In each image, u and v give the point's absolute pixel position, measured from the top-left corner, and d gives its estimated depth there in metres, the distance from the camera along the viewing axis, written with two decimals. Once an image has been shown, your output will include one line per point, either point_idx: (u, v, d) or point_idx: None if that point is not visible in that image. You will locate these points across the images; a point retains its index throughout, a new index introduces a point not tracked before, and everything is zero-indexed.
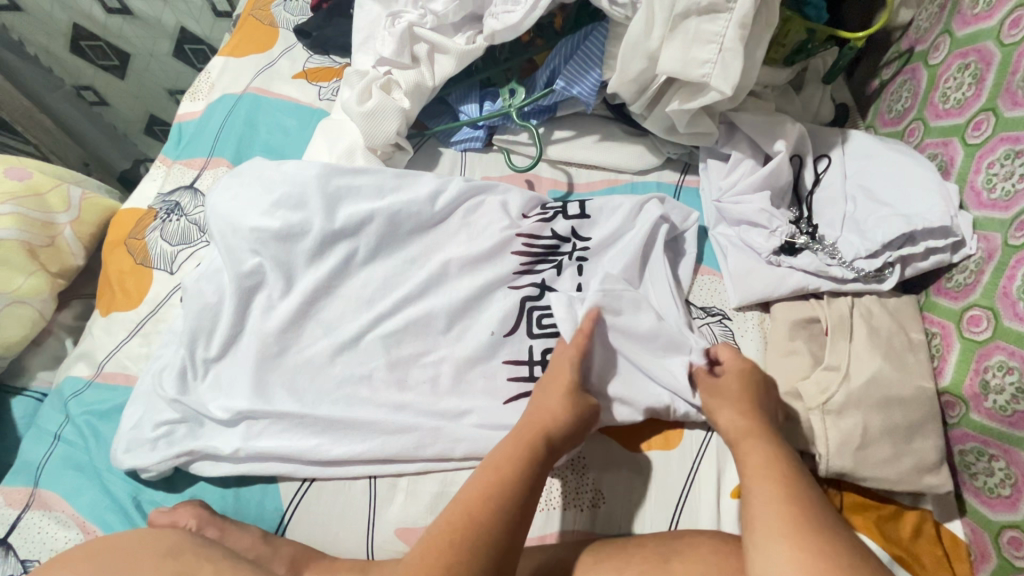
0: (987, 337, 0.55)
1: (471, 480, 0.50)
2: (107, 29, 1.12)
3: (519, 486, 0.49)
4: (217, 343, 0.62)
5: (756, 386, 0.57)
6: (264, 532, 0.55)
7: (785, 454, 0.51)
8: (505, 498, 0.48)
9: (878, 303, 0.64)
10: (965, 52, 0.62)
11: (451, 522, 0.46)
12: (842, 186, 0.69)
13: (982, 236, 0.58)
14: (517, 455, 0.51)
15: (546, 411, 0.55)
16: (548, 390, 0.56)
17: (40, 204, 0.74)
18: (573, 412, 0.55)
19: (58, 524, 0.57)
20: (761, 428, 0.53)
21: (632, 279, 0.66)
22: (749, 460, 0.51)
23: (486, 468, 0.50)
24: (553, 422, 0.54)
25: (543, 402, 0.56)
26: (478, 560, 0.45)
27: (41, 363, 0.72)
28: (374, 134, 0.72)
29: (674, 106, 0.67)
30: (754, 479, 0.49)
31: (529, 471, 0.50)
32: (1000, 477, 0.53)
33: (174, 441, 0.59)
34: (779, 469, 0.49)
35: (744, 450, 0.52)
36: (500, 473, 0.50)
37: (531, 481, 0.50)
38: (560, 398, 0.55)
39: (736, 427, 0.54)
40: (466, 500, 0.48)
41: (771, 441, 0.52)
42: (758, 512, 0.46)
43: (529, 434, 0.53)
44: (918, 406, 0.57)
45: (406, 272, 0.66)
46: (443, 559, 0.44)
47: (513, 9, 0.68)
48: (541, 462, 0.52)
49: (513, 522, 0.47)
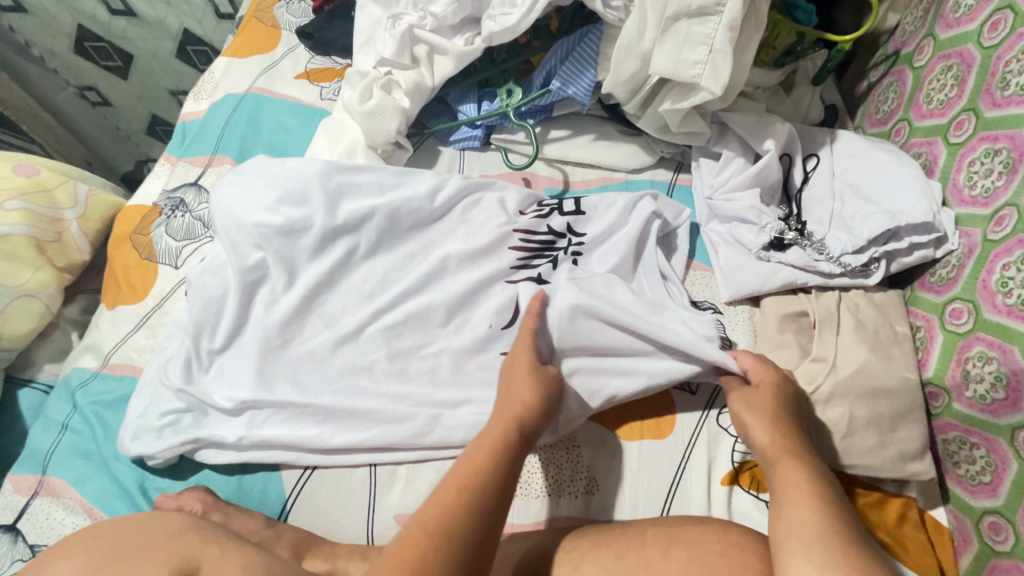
0: (967, 329, 0.57)
1: (450, 472, 0.52)
2: (111, 30, 1.13)
3: (494, 475, 0.51)
4: (222, 335, 0.64)
5: (787, 401, 0.57)
6: (267, 518, 0.56)
7: (819, 477, 0.50)
8: (480, 488, 0.49)
9: (865, 297, 0.66)
10: (948, 54, 0.64)
11: (427, 512, 0.48)
12: (830, 184, 0.71)
13: (964, 232, 0.60)
14: (492, 445, 0.53)
15: (516, 398, 0.56)
16: (514, 378, 0.58)
17: (47, 200, 0.76)
18: (540, 395, 0.56)
19: (66, 510, 0.59)
20: (794, 451, 0.53)
21: (625, 273, 0.68)
22: (782, 481, 0.51)
23: (463, 462, 0.52)
24: (523, 409, 0.55)
25: (511, 388, 0.57)
26: (451, 547, 0.45)
27: (48, 356, 0.74)
28: (375, 133, 0.74)
29: (666, 106, 0.68)
30: (789, 502, 0.49)
31: (503, 459, 0.52)
32: (981, 464, 0.55)
33: (180, 429, 0.61)
34: (812, 490, 0.49)
35: (780, 470, 0.52)
36: (477, 464, 0.51)
37: (503, 468, 0.51)
38: (529, 383, 0.57)
39: (771, 448, 0.54)
40: (444, 490, 0.49)
41: (805, 464, 0.52)
42: (792, 531, 0.46)
43: (503, 423, 0.54)
44: (903, 396, 0.59)
45: (407, 266, 0.68)
46: (417, 548, 0.45)
47: (510, 12, 0.70)
48: (513, 449, 0.53)
49: (485, 511, 0.48)
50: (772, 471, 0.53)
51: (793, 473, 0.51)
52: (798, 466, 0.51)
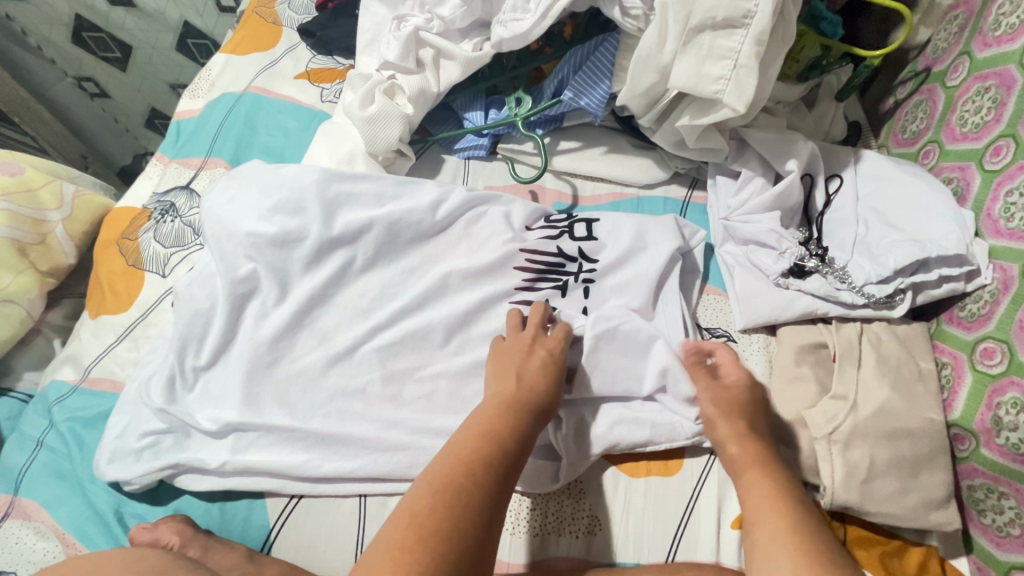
0: (1001, 371, 0.53)
1: (460, 437, 0.50)
2: (110, 21, 1.09)
3: (508, 444, 0.49)
4: (208, 351, 0.60)
5: (753, 406, 0.56)
6: (249, 550, 0.53)
7: (785, 484, 0.50)
8: (497, 452, 0.48)
9: (888, 330, 0.62)
10: (985, 75, 0.60)
11: (442, 471, 0.46)
12: (854, 208, 0.68)
13: (998, 265, 0.56)
14: (505, 413, 0.51)
15: (528, 372, 0.55)
16: (523, 353, 0.56)
17: (31, 201, 0.72)
18: (550, 371, 0.56)
19: (38, 534, 0.56)
20: (761, 457, 0.52)
21: (645, 310, 0.64)
22: (751, 491, 0.50)
23: (476, 427, 0.50)
24: (537, 385, 0.54)
25: (523, 361, 0.56)
26: (468, 510, 0.44)
27: (28, 364, 0.71)
28: (376, 140, 0.70)
29: (684, 121, 0.65)
30: (757, 512, 0.48)
31: (518, 430, 0.51)
32: (1010, 515, 0.51)
33: (160, 452, 0.58)
34: (778, 496, 0.48)
35: (747, 478, 0.51)
36: (490, 430, 0.50)
37: (513, 441, 0.50)
38: (538, 360, 0.56)
39: (741, 457, 0.52)
40: (457, 453, 0.48)
41: (772, 470, 0.51)
42: (764, 544, 0.45)
43: (513, 394, 0.53)
44: (926, 439, 0.55)
45: (405, 281, 0.64)
46: (432, 512, 0.43)
47: (523, 17, 0.66)
48: (527, 425, 0.52)
49: (499, 481, 0.47)
50: (738, 480, 0.52)
51: (761, 482, 0.50)
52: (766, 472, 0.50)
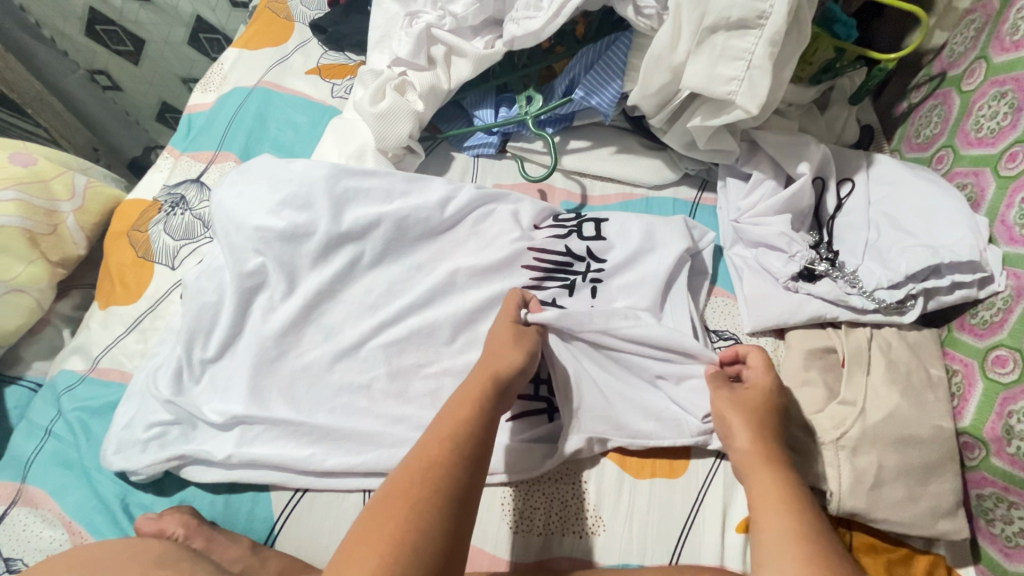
0: (1013, 380, 0.52)
1: (433, 426, 0.50)
2: (125, 15, 1.11)
3: (474, 428, 0.50)
4: (216, 343, 0.61)
5: (772, 406, 0.55)
6: (252, 543, 0.53)
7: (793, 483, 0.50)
8: (464, 438, 0.49)
9: (899, 336, 0.61)
10: (1002, 80, 0.60)
11: (412, 462, 0.47)
12: (865, 212, 0.67)
13: (1012, 273, 0.55)
14: (475, 399, 0.52)
15: (496, 356, 0.55)
16: (493, 338, 0.57)
17: (44, 191, 0.73)
18: (517, 352, 0.56)
19: (45, 522, 0.56)
20: (770, 455, 0.52)
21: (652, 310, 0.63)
22: (758, 489, 0.50)
23: (445, 415, 0.51)
24: (503, 366, 0.54)
25: (493, 346, 0.56)
26: (438, 498, 0.45)
27: (37, 354, 0.71)
28: (385, 136, 0.70)
29: (696, 122, 0.64)
30: (763, 511, 0.48)
31: (484, 413, 0.51)
32: (1020, 525, 0.51)
33: (166, 442, 0.58)
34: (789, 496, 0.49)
35: (755, 475, 0.51)
36: (458, 417, 0.50)
37: (484, 422, 0.51)
38: (507, 343, 0.56)
39: (749, 454, 0.53)
40: (428, 443, 0.49)
41: (780, 469, 0.51)
42: (770, 543, 0.46)
43: (480, 379, 0.53)
44: (935, 447, 0.55)
45: (413, 278, 0.64)
46: (401, 504, 0.44)
47: (535, 15, 0.66)
48: (494, 405, 0.52)
49: (467, 467, 0.48)
50: (746, 477, 0.52)
51: (768, 480, 0.50)
52: (774, 471, 0.51)
